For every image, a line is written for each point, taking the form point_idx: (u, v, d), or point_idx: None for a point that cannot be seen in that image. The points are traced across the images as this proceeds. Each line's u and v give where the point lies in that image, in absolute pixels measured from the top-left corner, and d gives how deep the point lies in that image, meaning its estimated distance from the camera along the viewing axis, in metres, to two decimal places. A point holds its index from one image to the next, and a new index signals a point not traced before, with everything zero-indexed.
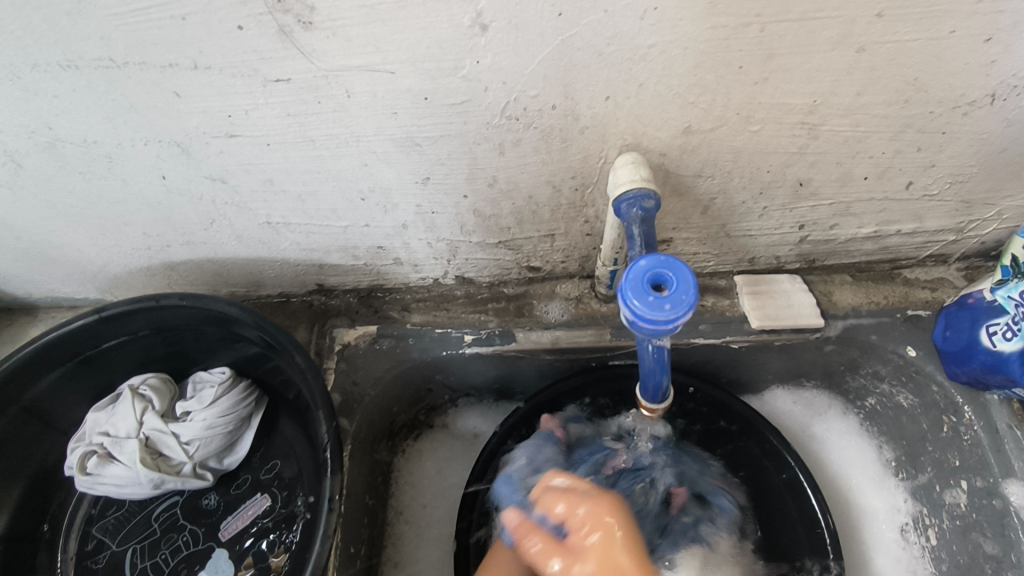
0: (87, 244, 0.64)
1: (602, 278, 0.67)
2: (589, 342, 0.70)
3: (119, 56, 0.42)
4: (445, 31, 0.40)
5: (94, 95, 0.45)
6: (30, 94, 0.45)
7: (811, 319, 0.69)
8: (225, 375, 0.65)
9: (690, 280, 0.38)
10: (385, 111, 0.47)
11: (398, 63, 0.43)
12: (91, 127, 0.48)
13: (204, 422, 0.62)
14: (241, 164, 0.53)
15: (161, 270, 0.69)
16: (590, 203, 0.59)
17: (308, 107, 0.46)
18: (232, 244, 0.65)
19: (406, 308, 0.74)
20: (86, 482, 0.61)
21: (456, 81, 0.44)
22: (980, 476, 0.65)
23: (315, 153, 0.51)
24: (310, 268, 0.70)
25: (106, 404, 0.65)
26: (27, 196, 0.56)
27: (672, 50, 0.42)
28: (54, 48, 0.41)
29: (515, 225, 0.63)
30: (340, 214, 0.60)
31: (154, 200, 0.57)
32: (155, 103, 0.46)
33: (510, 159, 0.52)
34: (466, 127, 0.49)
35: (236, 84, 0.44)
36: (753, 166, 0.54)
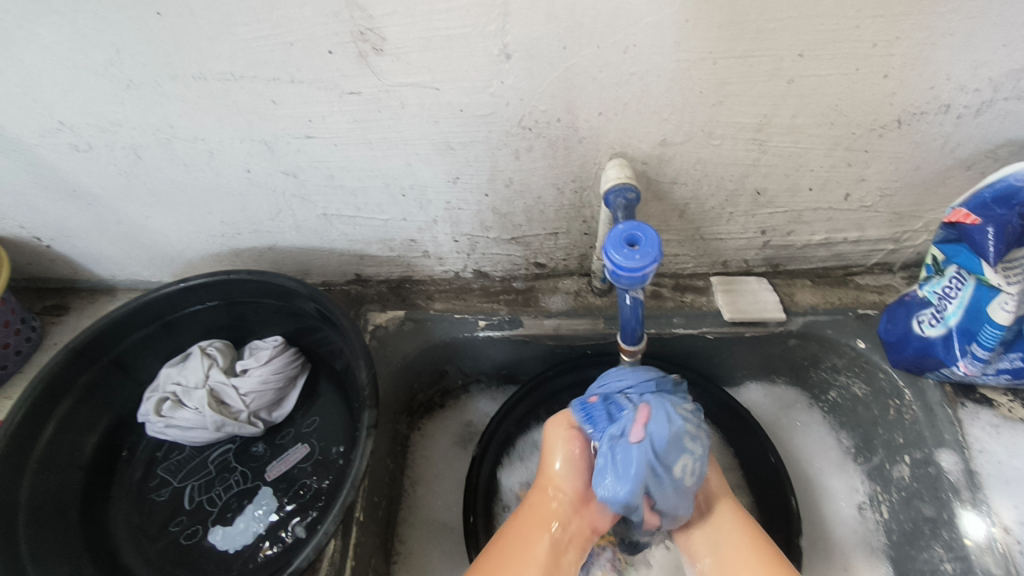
0: (173, 229, 0.78)
1: (597, 272, 0.80)
2: (585, 329, 0.82)
3: (238, 70, 0.57)
4: (479, 58, 0.55)
5: (212, 101, 0.60)
6: (164, 98, 0.60)
7: (774, 313, 0.81)
8: (278, 341, 0.77)
9: (655, 239, 0.50)
10: (429, 119, 0.61)
11: (443, 82, 0.57)
12: (202, 127, 0.63)
13: (259, 377, 0.74)
14: (311, 161, 0.67)
15: (227, 255, 0.83)
16: (588, 204, 0.72)
17: (372, 115, 0.61)
18: (292, 233, 0.78)
19: (430, 297, 0.87)
20: (159, 423, 0.73)
21: (486, 96, 0.58)
22: (918, 448, 0.75)
23: (371, 153, 0.66)
24: (352, 259, 0.84)
25: (177, 361, 0.77)
26: (137, 183, 0.70)
27: (648, 77, 0.56)
28: (192, 63, 0.56)
29: (526, 223, 0.76)
30: (384, 208, 0.74)
31: (237, 191, 0.71)
32: (256, 109, 0.61)
33: (524, 164, 0.66)
34: (491, 135, 0.63)
35: (320, 95, 0.59)
36: (717, 176, 0.68)
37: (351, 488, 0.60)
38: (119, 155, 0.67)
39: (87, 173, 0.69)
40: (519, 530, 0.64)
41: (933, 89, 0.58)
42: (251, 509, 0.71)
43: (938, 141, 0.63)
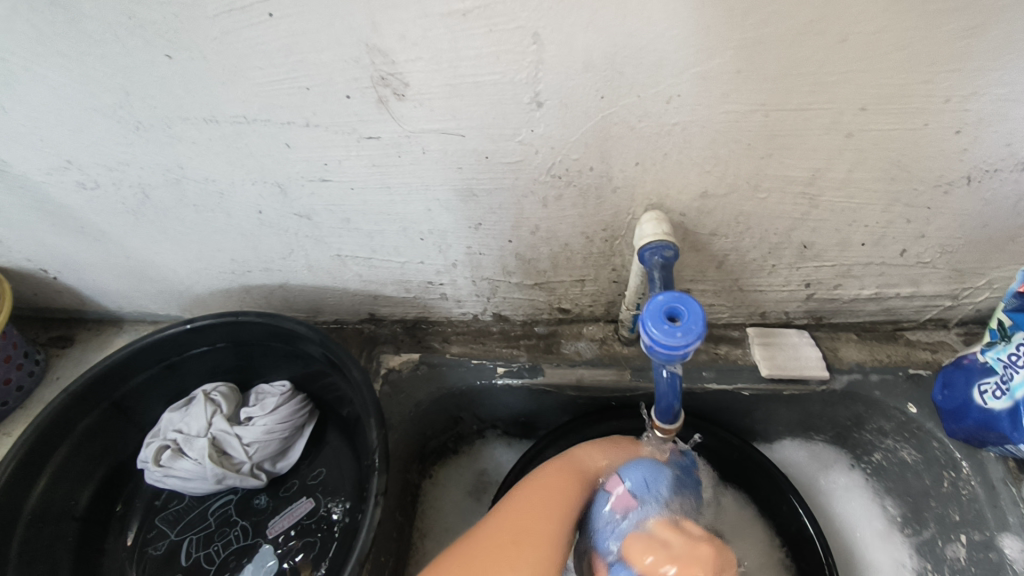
0: (182, 266, 0.75)
1: (626, 322, 0.74)
2: (610, 381, 0.77)
3: (250, 113, 0.53)
4: (509, 105, 0.50)
5: (223, 143, 0.56)
6: (174, 140, 0.56)
7: (816, 371, 0.75)
8: (285, 387, 0.73)
9: (700, 314, 0.45)
10: (452, 165, 0.57)
11: (468, 129, 0.53)
12: (212, 168, 0.59)
13: (264, 427, 0.70)
14: (326, 204, 0.63)
15: (237, 292, 0.79)
16: (618, 253, 0.67)
17: (391, 160, 0.57)
18: (304, 273, 0.74)
19: (446, 340, 0.82)
20: (159, 473, 0.69)
21: (514, 144, 0.54)
22: (978, 529, 0.69)
23: (388, 197, 0.61)
24: (366, 299, 0.79)
25: (180, 405, 0.74)
26: (145, 221, 0.67)
27: (692, 128, 0.51)
28: (202, 105, 0.52)
29: (551, 269, 0.71)
30: (401, 250, 0.70)
31: (248, 231, 0.68)
32: (269, 152, 0.57)
33: (552, 212, 0.62)
34: (518, 182, 0.58)
35: (336, 139, 0.55)
36: (762, 228, 0.62)
37: (355, 564, 0.55)
38: (126, 194, 0.63)
39: (95, 211, 0.66)
40: (546, 489, 0.65)
41: (1010, 146, 0.52)
42: (250, 569, 0.66)
43: (1010, 199, 0.57)
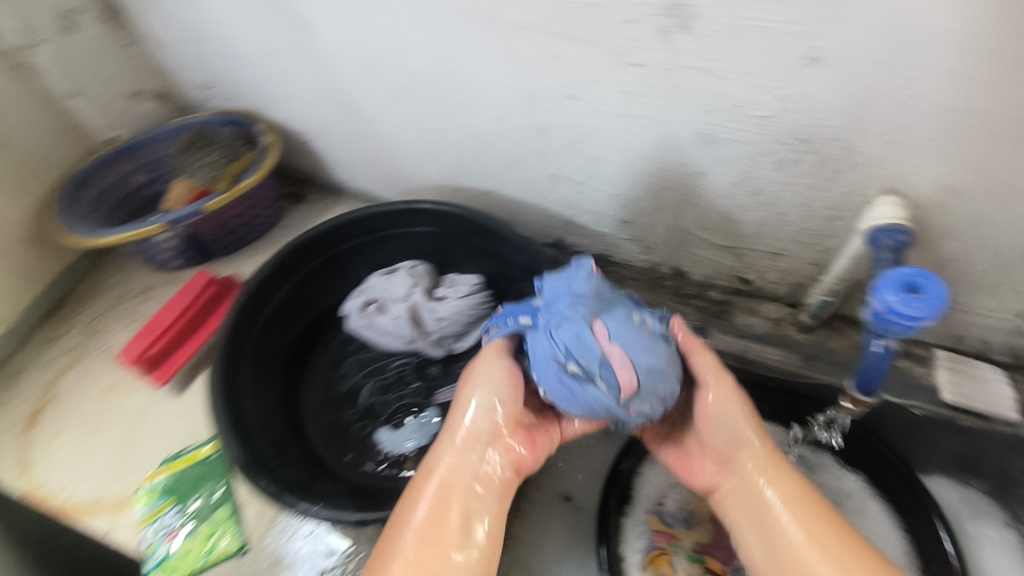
0: (413, 154, 0.84)
1: (811, 306, 0.75)
2: (776, 360, 0.77)
3: (536, 22, 0.59)
4: (785, 57, 0.52)
5: (500, 45, 0.63)
6: (459, 35, 0.64)
7: (1006, 411, 0.71)
8: (477, 281, 0.82)
9: (942, 293, 0.45)
10: (700, 108, 0.60)
11: (733, 73, 0.55)
12: (479, 68, 0.66)
13: (454, 308, 0.79)
14: (565, 122, 0.68)
15: (448, 190, 0.88)
16: (830, 233, 0.67)
17: (645, 91, 0.61)
18: (516, 185, 0.81)
19: (620, 282, 0.86)
20: (361, 323, 0.80)
21: (772, 97, 0.56)
22: None
23: (626, 127, 0.66)
24: (559, 224, 0.85)
25: (385, 272, 0.85)
26: (401, 107, 0.77)
27: (971, 116, 0.50)
28: (497, 7, 0.59)
29: (752, 235, 0.72)
30: (614, 183, 0.74)
31: (484, 133, 0.75)
32: (535, 60, 0.63)
33: (781, 175, 0.63)
34: (760, 138, 0.60)
35: (603, 61, 0.59)
36: (1003, 242, 0.59)
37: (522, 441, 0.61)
38: (397, 78, 0.73)
39: (365, 88, 0.76)
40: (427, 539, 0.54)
41: None
42: (414, 422, 0.75)
43: None
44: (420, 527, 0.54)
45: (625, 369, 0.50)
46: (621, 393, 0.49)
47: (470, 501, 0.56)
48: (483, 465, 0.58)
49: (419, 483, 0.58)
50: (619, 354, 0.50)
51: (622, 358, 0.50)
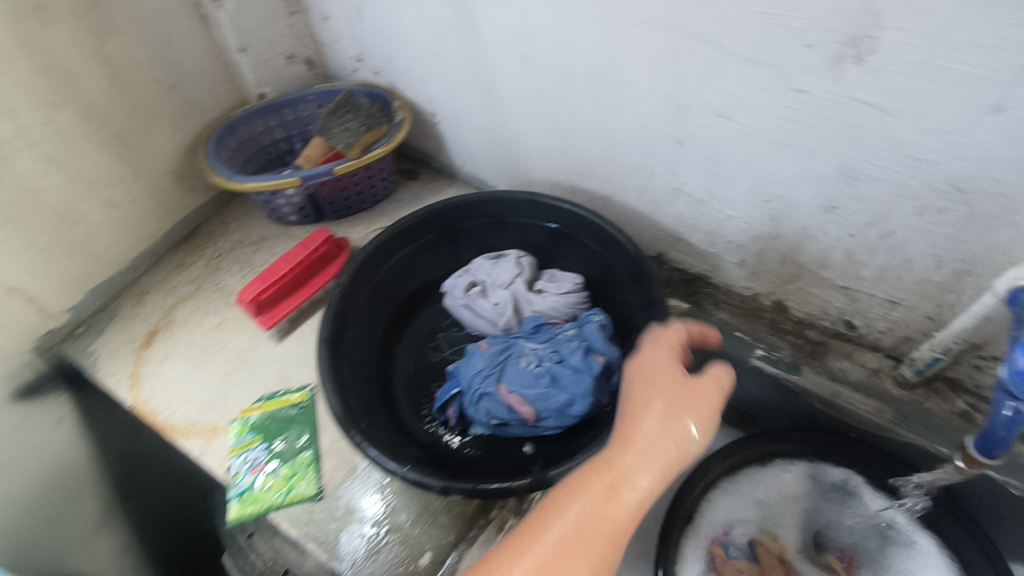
0: (537, 149, 0.86)
1: (917, 362, 0.73)
2: (866, 411, 0.77)
3: (707, 36, 0.59)
4: (964, 103, 0.51)
5: (661, 54, 0.64)
6: (621, 39, 0.65)
7: None
8: (578, 281, 0.83)
9: None
10: (855, 143, 0.59)
11: (904, 112, 0.54)
12: (633, 74, 0.68)
13: (552, 304, 0.80)
14: (705, 138, 0.69)
15: (564, 188, 0.90)
16: (959, 290, 0.65)
17: (800, 118, 0.61)
18: (633, 193, 0.82)
19: (717, 305, 0.87)
20: (461, 302, 0.83)
21: (938, 142, 0.54)
22: None
23: (768, 151, 0.66)
24: (666, 237, 0.86)
25: (491, 257, 0.86)
26: (541, 101, 0.79)
27: None
28: (670, 16, 0.60)
29: (872, 280, 0.71)
30: (736, 206, 0.74)
31: (617, 138, 0.76)
32: (695, 75, 0.63)
33: (922, 223, 0.62)
34: (911, 181, 0.59)
35: (765, 82, 0.60)
36: None
37: (614, 439, 0.63)
38: (545, 73, 0.75)
39: (509, 77, 0.79)
40: (588, 509, 0.47)
41: None
42: None
43: None
44: (566, 525, 0.46)
45: (525, 407, 0.71)
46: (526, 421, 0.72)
47: (631, 475, 0.48)
48: (677, 434, 0.49)
49: (585, 476, 0.49)
50: (514, 405, 0.71)
51: (520, 402, 0.71)
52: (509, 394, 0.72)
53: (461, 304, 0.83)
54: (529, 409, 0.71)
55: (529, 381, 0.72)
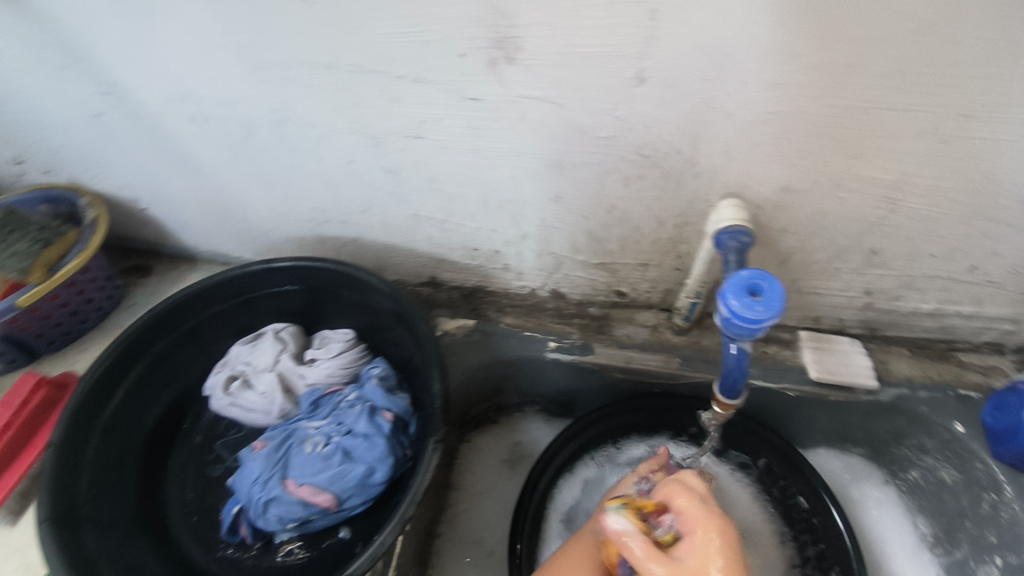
0: (264, 209, 0.78)
1: (682, 309, 0.76)
2: (656, 366, 0.79)
3: (367, 63, 0.56)
4: (613, 79, 0.52)
5: (332, 90, 0.59)
6: (287, 82, 0.59)
7: (866, 380, 0.76)
8: (350, 335, 0.77)
9: (780, 292, 0.47)
10: (545, 134, 0.59)
11: (570, 99, 0.55)
12: (317, 114, 0.62)
13: (328, 370, 0.73)
14: (415, 160, 0.66)
15: (310, 241, 0.83)
16: (686, 240, 0.69)
17: (487, 123, 0.59)
18: (378, 229, 0.78)
19: (501, 310, 0.85)
20: (225, 401, 0.73)
21: (609, 118, 0.56)
22: (1014, 552, 0.69)
23: (476, 160, 0.64)
24: (431, 261, 0.82)
25: (249, 340, 0.77)
26: (241, 161, 0.71)
27: (786, 119, 0.53)
28: (322, 51, 0.55)
29: (617, 250, 0.73)
30: (475, 216, 0.72)
31: (335, 179, 0.71)
32: (375, 103, 0.60)
33: (631, 191, 0.64)
34: (605, 157, 0.60)
35: (441, 97, 0.57)
36: (835, 229, 0.64)
37: (411, 502, 0.58)
38: (230, 132, 0.67)
39: (196, 144, 0.70)
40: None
41: None
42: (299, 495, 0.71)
43: None
44: None
45: (321, 496, 0.64)
46: (328, 509, 0.65)
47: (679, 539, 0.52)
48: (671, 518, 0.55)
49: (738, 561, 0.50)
50: (308, 498, 0.64)
51: (313, 492, 0.64)
52: (298, 487, 0.64)
53: (225, 405, 0.73)
54: (326, 497, 0.64)
55: (320, 464, 0.65)
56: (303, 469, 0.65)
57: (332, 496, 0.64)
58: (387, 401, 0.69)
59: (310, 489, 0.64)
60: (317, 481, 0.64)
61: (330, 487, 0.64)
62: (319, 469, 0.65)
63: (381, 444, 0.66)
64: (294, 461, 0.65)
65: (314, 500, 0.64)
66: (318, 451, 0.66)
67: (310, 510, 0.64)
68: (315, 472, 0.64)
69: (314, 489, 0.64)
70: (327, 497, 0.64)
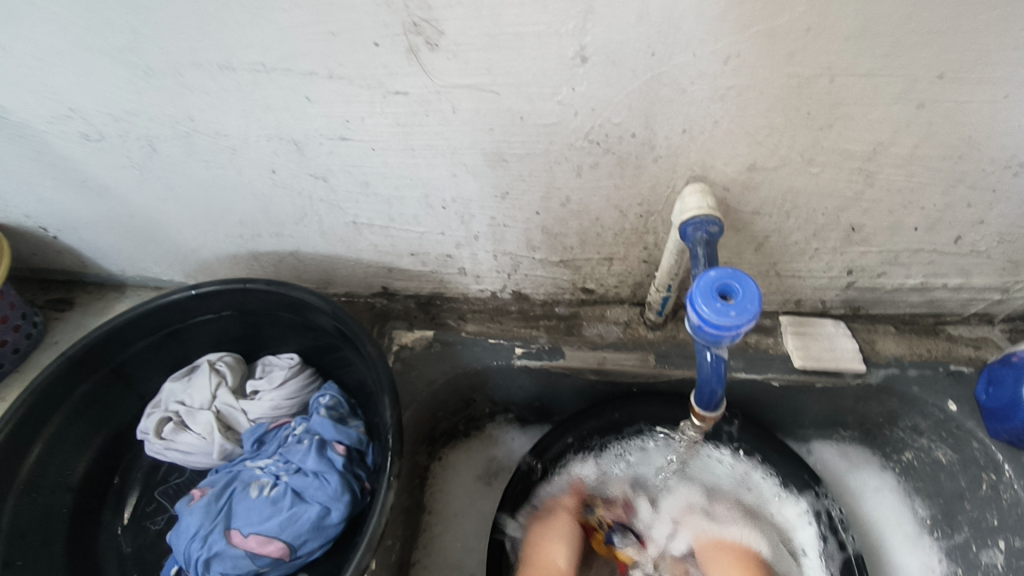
0: (188, 228, 0.71)
1: (654, 304, 0.70)
2: (633, 365, 0.73)
3: (270, 61, 0.48)
4: (551, 60, 0.46)
5: (236, 94, 0.52)
6: (185, 89, 0.52)
7: (853, 363, 0.71)
8: (293, 361, 0.71)
9: (755, 293, 0.43)
10: (482, 127, 0.53)
11: (503, 85, 0.48)
12: (225, 122, 0.55)
13: (271, 402, 0.67)
14: (343, 165, 0.59)
15: (245, 259, 0.75)
16: (652, 229, 0.63)
17: (416, 118, 0.52)
18: (316, 240, 0.70)
19: (462, 318, 0.78)
20: (159, 446, 0.66)
21: (552, 104, 0.50)
22: (1018, 535, 0.65)
23: (411, 160, 0.57)
24: (379, 271, 0.76)
25: (182, 375, 0.71)
26: (151, 178, 0.63)
27: (749, 92, 0.47)
28: (216, 50, 0.48)
29: (578, 245, 0.67)
30: (420, 220, 0.66)
31: (260, 191, 0.63)
32: (286, 105, 0.52)
33: (585, 182, 0.58)
34: (552, 148, 0.54)
35: (360, 93, 0.50)
36: (810, 207, 0.58)
37: (367, 551, 0.51)
38: (132, 147, 0.59)
39: (98, 164, 0.62)
40: None
41: None
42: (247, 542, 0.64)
43: None
44: None
45: (270, 545, 0.57)
46: (280, 560, 0.58)
47: None
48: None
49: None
50: (256, 550, 0.57)
51: (261, 541, 0.57)
52: (246, 537, 0.58)
53: (161, 450, 0.66)
54: (276, 546, 0.57)
55: (268, 509, 0.59)
56: (249, 516, 0.59)
57: (284, 545, 0.58)
58: (339, 431, 0.63)
59: (259, 539, 0.58)
60: (265, 529, 0.58)
61: (280, 534, 0.58)
62: (267, 514, 0.59)
63: (333, 480, 0.59)
64: (240, 507, 0.60)
65: (263, 550, 0.57)
66: (265, 494, 0.60)
67: (260, 563, 0.57)
68: (263, 518, 0.58)
69: (263, 538, 0.58)
70: (277, 547, 0.58)
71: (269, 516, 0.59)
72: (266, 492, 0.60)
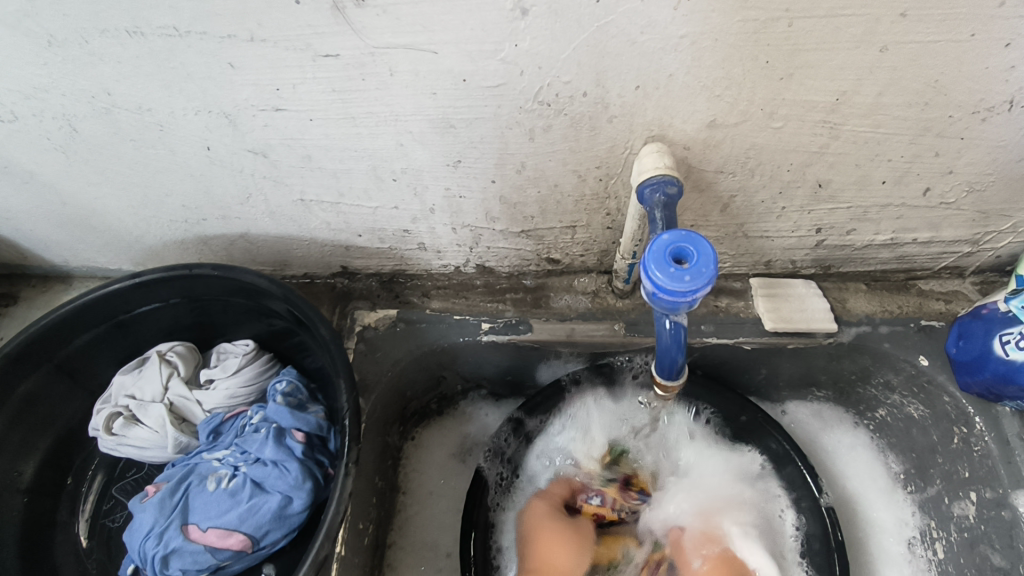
0: (127, 213, 0.67)
1: (620, 272, 0.68)
2: (602, 336, 0.71)
3: (183, 24, 0.44)
4: (489, 14, 0.43)
5: (153, 62, 0.48)
6: (96, 59, 0.48)
7: (824, 323, 0.70)
8: (249, 347, 0.68)
9: (711, 256, 0.41)
10: (425, 90, 0.49)
11: (442, 43, 0.45)
12: (146, 94, 0.51)
13: (226, 391, 0.65)
14: (282, 137, 0.55)
15: (193, 243, 0.72)
16: (613, 194, 0.61)
17: (353, 84, 0.49)
18: (265, 220, 0.67)
19: (426, 295, 0.76)
20: (111, 442, 0.64)
21: (496, 62, 0.46)
22: (989, 487, 0.65)
23: (354, 130, 0.54)
24: (336, 249, 0.72)
25: (132, 367, 0.68)
26: (78, 161, 0.59)
27: (702, 41, 0.44)
28: (123, 14, 0.44)
29: (539, 215, 0.65)
30: (371, 194, 0.62)
31: (197, 170, 0.60)
32: (209, 73, 0.49)
33: (539, 146, 0.55)
34: (501, 111, 0.51)
35: (288, 57, 0.47)
36: (774, 164, 0.56)
37: (325, 539, 0.50)
38: (50, 127, 0.55)
39: (18, 147, 0.58)
40: None
41: None
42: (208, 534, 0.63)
43: None
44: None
45: (231, 538, 0.56)
46: (244, 552, 0.57)
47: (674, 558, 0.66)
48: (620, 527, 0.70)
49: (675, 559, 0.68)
50: (217, 544, 0.56)
51: (221, 535, 0.56)
52: (205, 531, 0.56)
53: (114, 447, 0.64)
54: (237, 539, 0.56)
55: (227, 502, 0.57)
56: (206, 512, 0.56)
57: (246, 537, 0.56)
58: (298, 417, 0.60)
59: (218, 532, 0.56)
60: (225, 522, 0.56)
61: (241, 526, 0.56)
62: (227, 508, 0.57)
63: (293, 469, 0.57)
64: (195, 503, 0.57)
65: (224, 544, 0.56)
66: (223, 487, 0.58)
67: (222, 556, 0.56)
68: (223, 512, 0.56)
69: (224, 532, 0.56)
70: (238, 539, 0.56)
71: (228, 508, 0.57)
72: (225, 485, 0.58)
